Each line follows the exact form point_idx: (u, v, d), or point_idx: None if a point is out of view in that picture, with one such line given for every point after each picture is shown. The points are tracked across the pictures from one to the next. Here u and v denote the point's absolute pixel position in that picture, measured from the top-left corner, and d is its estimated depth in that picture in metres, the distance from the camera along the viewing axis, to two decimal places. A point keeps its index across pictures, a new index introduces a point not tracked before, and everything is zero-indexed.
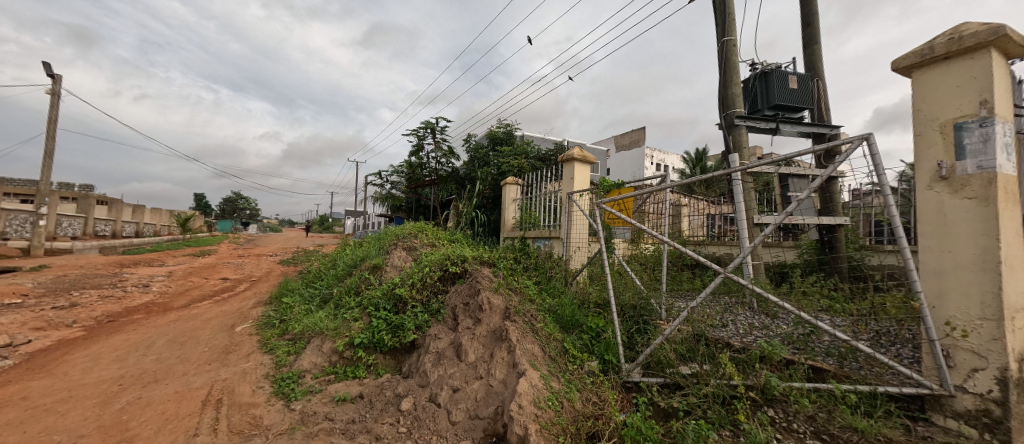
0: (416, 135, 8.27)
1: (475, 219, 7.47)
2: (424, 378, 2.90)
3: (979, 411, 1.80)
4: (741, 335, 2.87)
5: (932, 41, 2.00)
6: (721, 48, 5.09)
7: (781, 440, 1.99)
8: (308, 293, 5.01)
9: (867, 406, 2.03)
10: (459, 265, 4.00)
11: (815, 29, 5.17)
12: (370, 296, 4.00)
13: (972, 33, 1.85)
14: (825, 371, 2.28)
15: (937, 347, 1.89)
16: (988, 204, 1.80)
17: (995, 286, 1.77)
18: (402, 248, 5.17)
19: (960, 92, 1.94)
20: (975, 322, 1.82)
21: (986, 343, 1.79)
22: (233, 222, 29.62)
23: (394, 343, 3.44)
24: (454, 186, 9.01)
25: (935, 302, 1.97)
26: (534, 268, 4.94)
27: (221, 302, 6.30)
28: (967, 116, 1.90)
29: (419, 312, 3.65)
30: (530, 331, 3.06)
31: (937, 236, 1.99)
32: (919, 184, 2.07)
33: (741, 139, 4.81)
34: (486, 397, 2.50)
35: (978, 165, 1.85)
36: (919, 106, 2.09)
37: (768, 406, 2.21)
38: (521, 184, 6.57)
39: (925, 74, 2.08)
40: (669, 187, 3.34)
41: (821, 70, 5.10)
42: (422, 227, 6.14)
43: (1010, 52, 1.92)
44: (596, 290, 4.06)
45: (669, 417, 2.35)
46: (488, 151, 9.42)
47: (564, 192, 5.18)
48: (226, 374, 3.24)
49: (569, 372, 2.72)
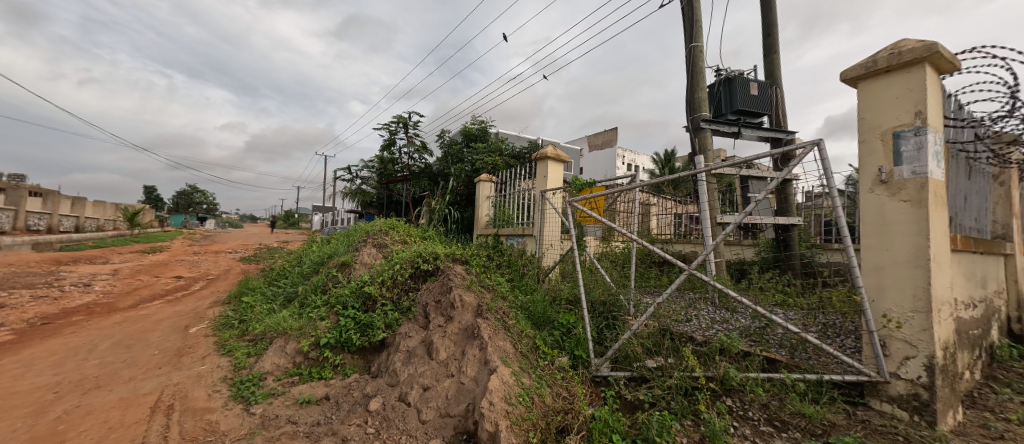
0: (388, 130, 8.04)
1: (449, 216, 7.38)
2: (394, 377, 2.85)
3: (910, 395, 1.98)
4: (703, 329, 3.00)
5: (875, 55, 2.17)
6: (689, 53, 5.29)
7: (737, 428, 2.11)
8: (271, 292, 4.79)
9: (814, 393, 2.18)
10: (431, 262, 3.96)
11: (775, 38, 5.46)
12: (337, 294, 3.87)
13: (909, 50, 2.03)
14: (778, 362, 2.42)
15: (875, 338, 2.05)
16: (921, 206, 1.97)
17: (926, 281, 1.94)
18: (371, 245, 5.03)
19: (898, 103, 2.11)
20: (908, 314, 2.00)
21: (918, 333, 1.96)
22: (188, 218, 27.85)
23: (363, 342, 3.35)
24: (427, 182, 8.88)
25: (875, 296, 2.14)
26: (507, 265, 4.96)
27: (174, 302, 5.91)
28: (904, 125, 2.07)
29: (389, 310, 3.57)
30: (502, 327, 3.07)
31: (877, 235, 2.15)
32: (862, 188, 2.24)
33: (706, 142, 5.04)
34: (457, 395, 2.49)
35: (913, 171, 2.01)
36: (864, 115, 2.26)
37: (726, 396, 2.33)
38: (495, 181, 6.55)
39: (869, 86, 2.24)
40: (638, 186, 3.42)
41: (779, 78, 5.40)
42: (393, 224, 6.01)
43: (940, 68, 2.11)
44: (568, 287, 4.13)
45: (636, 409, 2.43)
46: (462, 147, 9.34)
47: (538, 190, 5.22)
48: (179, 378, 3.05)
49: (540, 368, 2.76)
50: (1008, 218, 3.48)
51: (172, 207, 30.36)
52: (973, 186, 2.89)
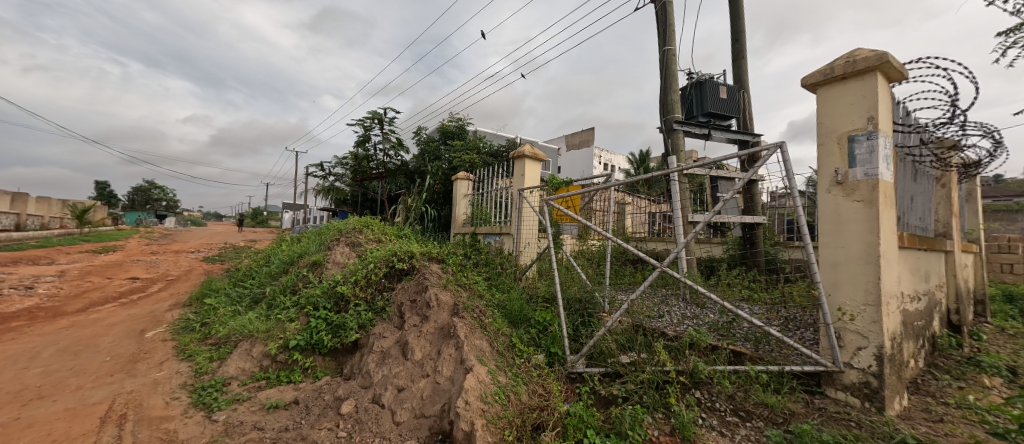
0: (362, 126, 7.82)
1: (425, 214, 7.28)
2: (367, 379, 2.79)
3: (861, 383, 2.11)
4: (675, 324, 3.08)
5: (833, 63, 2.29)
6: (662, 56, 5.42)
7: (705, 419, 2.18)
8: (236, 294, 4.57)
9: (776, 383, 2.28)
10: (406, 261, 3.89)
11: (743, 44, 5.68)
12: (307, 295, 3.73)
13: (864, 58, 2.15)
14: (743, 355, 2.52)
15: (831, 330, 2.18)
16: (873, 205, 2.10)
17: (876, 276, 2.07)
18: (344, 244, 4.90)
19: (853, 108, 2.23)
20: (860, 307, 2.13)
21: (869, 325, 2.09)
22: (146, 215, 26.20)
23: (335, 344, 3.26)
24: (403, 180, 8.72)
25: (831, 290, 2.26)
26: (484, 264, 4.95)
27: (129, 304, 5.55)
28: (858, 130, 2.20)
29: (363, 310, 3.48)
30: (478, 326, 3.06)
31: (834, 233, 2.28)
32: (820, 188, 2.36)
33: (678, 143, 5.18)
34: (433, 395, 2.46)
35: (865, 172, 2.14)
36: (822, 119, 2.38)
37: (696, 388, 2.40)
38: (473, 179, 6.51)
39: (827, 92, 2.36)
40: (614, 185, 3.48)
41: (746, 83, 5.62)
42: (367, 222, 5.87)
43: (891, 77, 2.25)
44: (545, 285, 4.16)
45: (609, 404, 2.48)
46: (439, 145, 9.24)
47: (515, 188, 5.22)
48: (133, 386, 2.87)
49: (516, 366, 2.76)
50: (948, 217, 3.76)
51: (127, 204, 28.49)
52: (918, 187, 3.11)
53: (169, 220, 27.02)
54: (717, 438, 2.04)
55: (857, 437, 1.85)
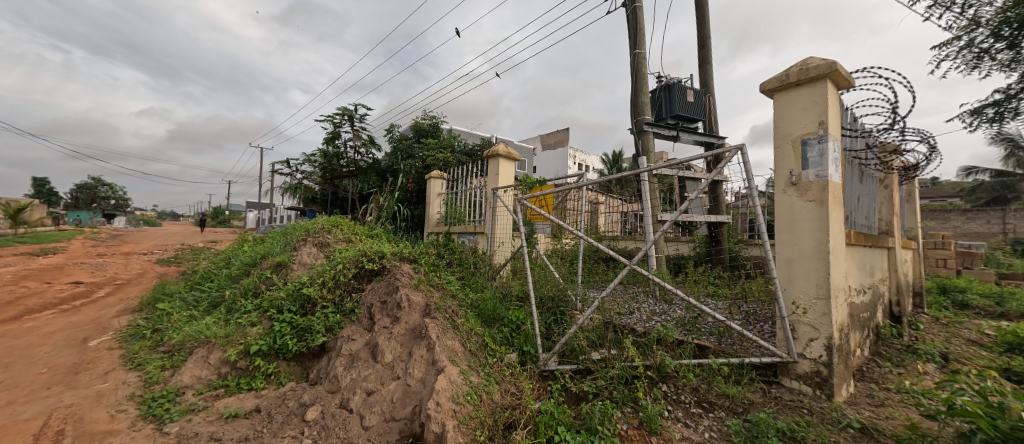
0: (331, 122, 7.56)
1: (398, 214, 7.14)
2: (334, 383, 2.70)
3: (813, 372, 2.24)
4: (644, 320, 3.17)
5: (788, 69, 2.41)
6: (633, 59, 5.55)
7: (671, 411, 2.26)
8: (192, 298, 4.31)
9: (736, 375, 2.39)
10: (376, 262, 3.81)
11: (709, 50, 5.90)
12: (271, 297, 3.57)
13: (816, 66, 2.29)
14: (707, 348, 2.62)
15: (786, 322, 2.30)
16: (823, 205, 2.23)
17: (826, 271, 2.21)
18: (311, 244, 4.71)
19: (806, 113, 2.37)
20: (812, 301, 2.26)
21: (820, 317, 2.22)
22: (93, 215, 24.30)
23: (300, 348, 3.14)
24: (375, 178, 8.50)
25: (786, 285, 2.39)
26: (457, 263, 4.91)
27: (70, 311, 5.13)
28: (811, 134, 2.33)
29: (330, 313, 3.38)
30: (451, 326, 3.03)
31: (789, 231, 2.40)
32: (777, 188, 2.49)
33: (648, 144, 5.27)
34: (403, 398, 2.41)
35: (817, 174, 2.27)
36: (779, 123, 2.51)
37: (663, 382, 2.47)
38: (446, 178, 6.42)
39: (783, 97, 2.49)
40: (586, 185, 3.53)
41: (711, 87, 5.85)
42: (336, 221, 5.68)
43: (839, 85, 2.40)
44: (518, 284, 4.18)
45: (581, 400, 2.52)
46: (412, 143, 9.10)
47: (489, 187, 5.21)
48: (73, 399, 2.65)
49: (489, 365, 2.76)
50: (890, 216, 4.06)
51: (70, 202, 26.31)
52: (864, 188, 3.33)
53: (119, 219, 25.11)
54: (682, 430, 2.11)
55: (809, 423, 1.96)
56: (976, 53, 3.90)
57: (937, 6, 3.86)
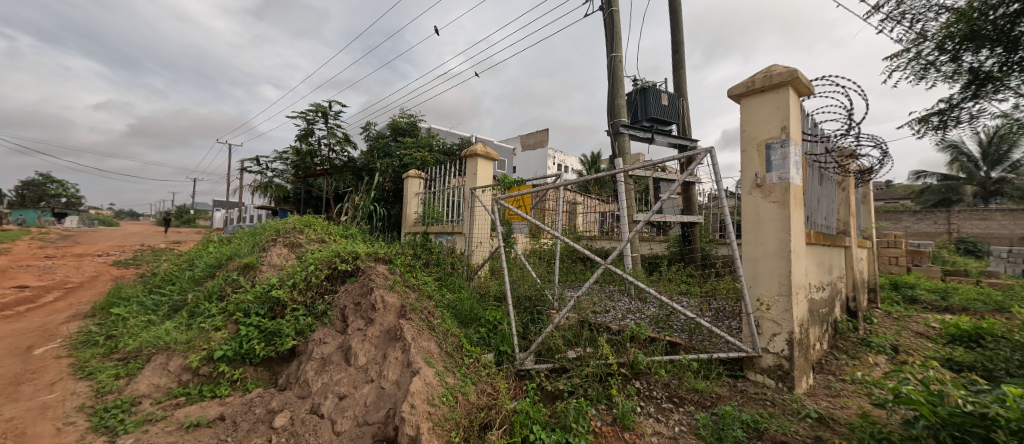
0: (304, 118, 7.31)
1: (374, 213, 7.00)
2: (305, 388, 2.62)
3: (776, 366, 2.35)
4: (619, 319, 3.23)
5: (753, 76, 2.52)
6: (609, 62, 5.65)
7: (643, 407, 2.31)
8: (151, 302, 4.08)
9: (705, 370, 2.48)
10: (350, 262, 3.73)
11: (682, 55, 6.08)
12: (237, 300, 3.42)
13: (778, 73, 2.40)
14: (678, 345, 2.70)
15: (751, 318, 2.41)
16: (785, 206, 2.35)
17: (787, 269, 2.32)
18: (282, 244, 4.55)
19: (770, 118, 2.48)
20: (775, 298, 2.37)
21: (782, 313, 2.33)
22: (41, 214, 22.63)
23: (268, 352, 3.02)
24: (350, 177, 8.31)
25: (751, 283, 2.50)
26: (435, 264, 4.86)
27: (13, 318, 4.75)
28: (774, 138, 2.45)
29: (301, 315, 3.27)
30: (427, 327, 3.00)
31: (754, 231, 2.51)
32: (743, 190, 2.59)
33: (624, 146, 5.38)
34: (377, 401, 2.37)
35: (779, 177, 2.38)
36: (745, 127, 2.61)
37: (636, 379, 2.52)
38: (424, 177, 6.35)
39: (749, 102, 2.60)
40: (563, 185, 3.57)
41: (685, 91, 6.02)
42: (308, 221, 5.50)
43: (800, 92, 2.53)
44: (496, 284, 4.18)
45: (556, 399, 2.53)
46: (389, 141, 8.95)
47: (467, 187, 5.18)
48: (13, 412, 2.45)
49: (465, 366, 2.75)
50: (847, 216, 4.30)
51: (15, 200, 24.42)
52: (823, 190, 3.51)
53: (69, 219, 23.44)
54: (654, 425, 2.16)
55: (771, 415, 2.05)
56: (923, 65, 4.17)
57: (889, 19, 4.11)
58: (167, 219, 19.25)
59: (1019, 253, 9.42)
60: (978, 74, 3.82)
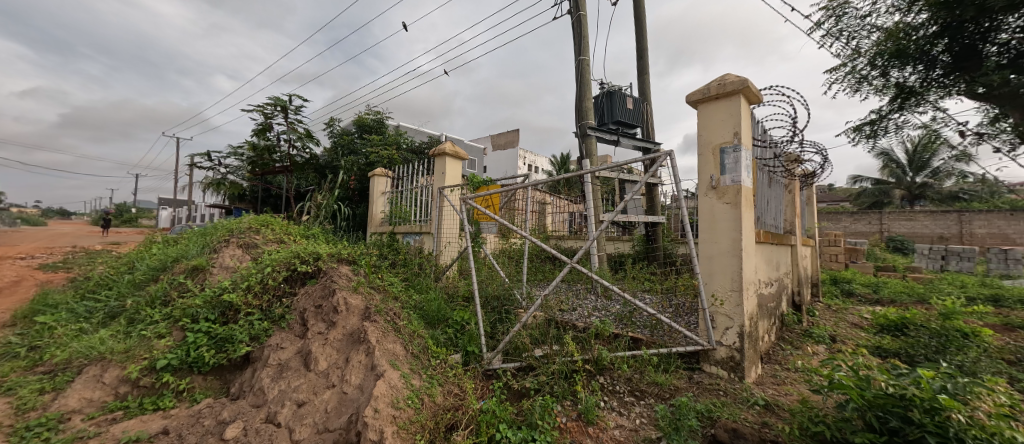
0: (261, 112, 6.92)
1: (338, 212, 6.75)
2: (260, 396, 2.49)
3: (728, 358, 2.49)
4: (585, 317, 3.30)
5: (708, 84, 2.66)
6: (577, 65, 5.76)
7: (606, 401, 2.38)
8: (83, 308, 3.72)
9: (665, 364, 2.59)
10: (311, 264, 3.59)
11: (646, 61, 6.30)
12: (184, 305, 3.19)
13: (731, 82, 2.55)
14: (640, 341, 2.80)
15: (706, 314, 2.54)
16: (737, 207, 2.49)
17: (738, 266, 2.47)
18: (234, 245, 4.29)
19: (723, 124, 2.63)
20: (728, 294, 2.51)
21: (734, 308, 2.48)
22: None
23: (219, 360, 2.85)
24: (313, 175, 7.97)
25: (707, 280, 2.63)
26: (402, 264, 4.76)
27: None
28: (727, 144, 2.59)
29: (256, 320, 3.10)
30: (392, 329, 2.93)
31: (709, 230, 2.65)
32: (700, 191, 2.72)
33: (591, 147, 5.49)
34: (338, 407, 2.29)
35: (732, 179, 2.53)
36: (702, 132, 2.75)
37: (600, 374, 2.58)
38: (391, 176, 6.20)
39: (705, 108, 2.74)
40: (531, 186, 3.59)
41: (648, 96, 6.25)
42: (266, 220, 5.23)
43: (750, 100, 2.69)
44: (464, 284, 4.15)
45: (522, 396, 2.55)
46: (354, 138, 8.67)
47: (435, 186, 5.11)
48: None
49: (431, 367, 2.71)
50: (792, 217, 4.62)
51: None
52: (771, 193, 3.76)
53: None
54: (617, 418, 2.24)
55: (724, 404, 2.17)
56: (858, 78, 4.57)
57: (829, 35, 4.46)
58: (106, 218, 17.35)
59: (938, 250, 10.51)
60: (903, 88, 4.23)
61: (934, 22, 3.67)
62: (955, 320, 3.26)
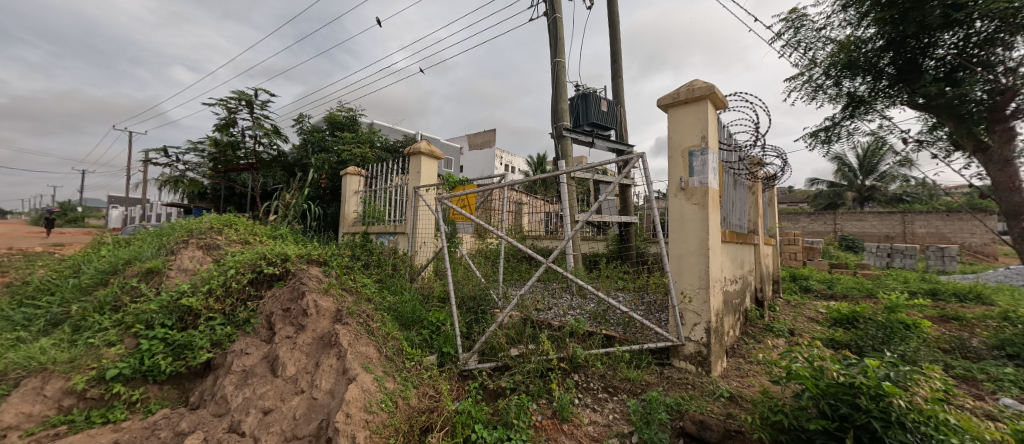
0: (224, 107, 6.58)
1: (307, 212, 6.53)
2: (222, 405, 2.36)
3: (696, 353, 2.59)
4: (560, 316, 3.33)
5: (678, 89, 2.75)
6: (553, 67, 5.82)
7: (581, 398, 2.42)
8: (20, 315, 3.40)
9: (636, 360, 2.66)
10: (278, 265, 3.46)
11: (620, 65, 6.45)
12: (138, 310, 2.98)
13: (698, 87, 2.66)
14: (614, 338, 2.86)
15: (676, 310, 2.63)
16: (704, 208, 2.60)
17: (705, 264, 2.58)
18: (194, 246, 4.05)
19: (691, 128, 2.73)
20: (696, 291, 2.61)
21: (702, 304, 2.58)
22: None
23: (177, 368, 2.69)
24: (280, 173, 7.66)
25: (676, 278, 2.73)
26: (376, 265, 4.65)
27: None
28: (695, 147, 2.69)
29: (218, 325, 2.95)
30: (365, 332, 2.87)
31: (678, 230, 2.74)
32: (670, 192, 2.81)
33: (567, 148, 5.56)
34: (307, 413, 2.21)
35: (700, 181, 2.63)
36: (672, 135, 2.84)
37: (575, 372, 2.62)
38: (364, 175, 6.04)
39: (675, 112, 2.83)
40: (507, 186, 3.60)
41: (622, 99, 6.40)
42: (229, 220, 4.98)
43: (717, 105, 2.81)
44: (439, 285, 4.11)
45: (498, 396, 2.55)
46: (325, 135, 8.40)
47: (410, 186, 5.03)
48: None
49: (406, 370, 2.67)
50: (756, 217, 4.86)
51: None
52: (736, 194, 3.94)
53: None
54: (591, 415, 2.28)
55: (692, 397, 2.26)
56: (814, 87, 4.85)
57: (789, 46, 4.72)
58: (47, 218, 15.99)
59: (885, 248, 11.31)
60: (854, 98, 4.52)
61: (881, 37, 3.95)
62: (898, 313, 3.53)
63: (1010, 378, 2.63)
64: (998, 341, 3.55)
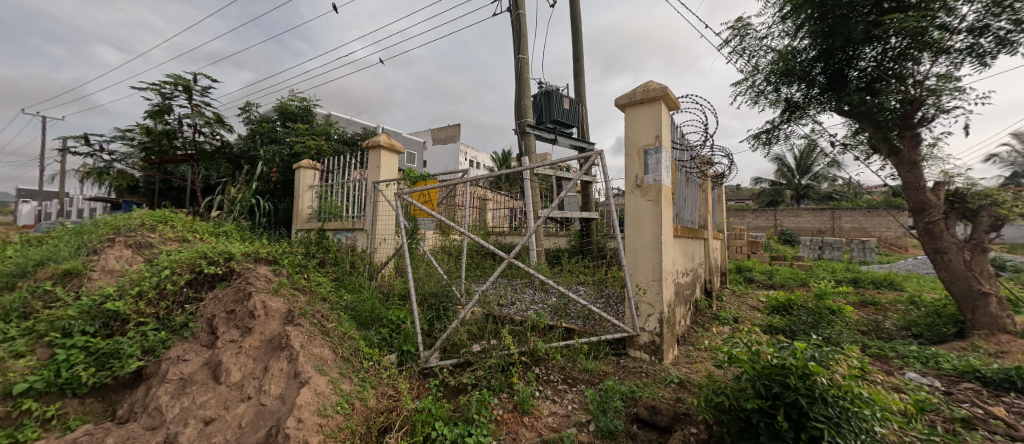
0: (158, 92, 5.99)
1: (256, 208, 6.13)
2: (156, 417, 2.16)
3: (649, 342, 2.73)
4: (522, 310, 3.37)
5: (634, 89, 2.86)
6: (516, 63, 5.83)
7: (541, 391, 2.47)
8: None
9: (594, 351, 2.75)
10: (221, 265, 3.24)
11: (582, 64, 6.58)
12: (52, 317, 2.65)
13: (652, 88, 2.78)
14: (573, 331, 2.92)
15: (631, 302, 2.74)
16: (658, 204, 2.72)
17: (658, 258, 2.71)
18: (121, 245, 3.66)
19: (646, 128, 2.84)
20: (650, 283, 2.74)
21: (655, 296, 2.71)
22: None
23: (101, 379, 2.42)
24: (225, 166, 7.13)
25: (632, 271, 2.84)
26: (332, 262, 4.46)
27: None
28: (650, 146, 2.81)
29: (151, 330, 2.71)
30: (319, 333, 2.75)
31: (633, 225, 2.85)
32: (626, 189, 2.91)
33: (530, 145, 5.60)
34: (255, 420, 2.09)
35: (654, 179, 2.75)
36: (628, 133, 2.94)
37: (535, 365, 2.66)
38: (319, 169, 5.75)
39: (631, 112, 2.93)
40: (470, 182, 3.54)
41: (583, 98, 6.54)
42: (164, 216, 4.56)
43: (669, 106, 2.95)
44: (400, 282, 4.00)
45: (459, 392, 2.54)
46: (275, 126, 7.90)
47: (369, 181, 4.85)
48: None
49: (363, 370, 2.58)
50: (705, 213, 5.16)
51: None
52: (688, 191, 4.16)
53: None
54: (551, 406, 2.33)
55: (645, 384, 2.37)
56: (756, 92, 5.20)
57: (734, 52, 5.03)
58: None
59: (816, 242, 12.42)
60: (790, 103, 4.90)
61: (814, 48, 4.32)
62: (826, 300, 3.90)
63: (914, 354, 2.99)
64: (906, 322, 4.03)
